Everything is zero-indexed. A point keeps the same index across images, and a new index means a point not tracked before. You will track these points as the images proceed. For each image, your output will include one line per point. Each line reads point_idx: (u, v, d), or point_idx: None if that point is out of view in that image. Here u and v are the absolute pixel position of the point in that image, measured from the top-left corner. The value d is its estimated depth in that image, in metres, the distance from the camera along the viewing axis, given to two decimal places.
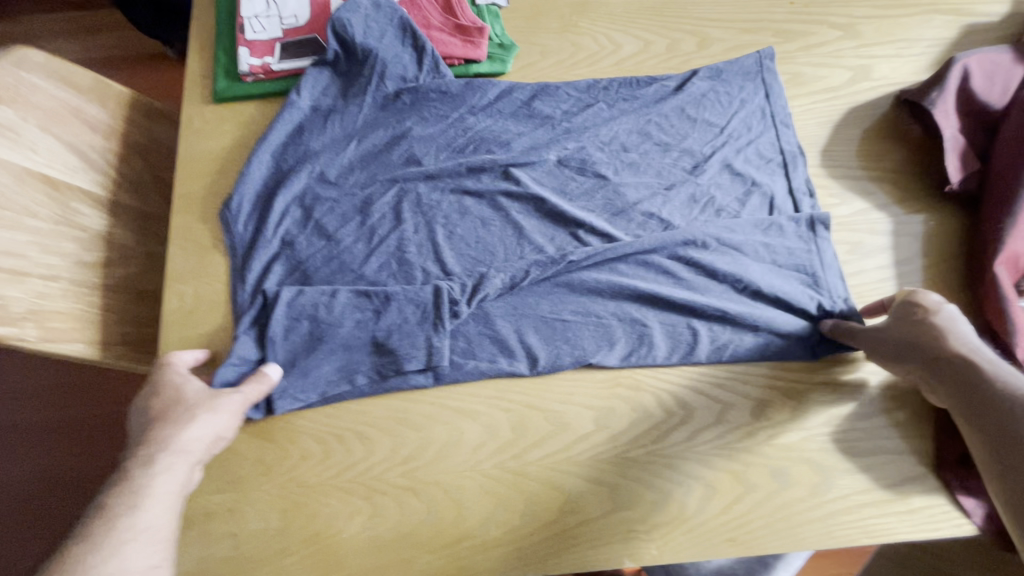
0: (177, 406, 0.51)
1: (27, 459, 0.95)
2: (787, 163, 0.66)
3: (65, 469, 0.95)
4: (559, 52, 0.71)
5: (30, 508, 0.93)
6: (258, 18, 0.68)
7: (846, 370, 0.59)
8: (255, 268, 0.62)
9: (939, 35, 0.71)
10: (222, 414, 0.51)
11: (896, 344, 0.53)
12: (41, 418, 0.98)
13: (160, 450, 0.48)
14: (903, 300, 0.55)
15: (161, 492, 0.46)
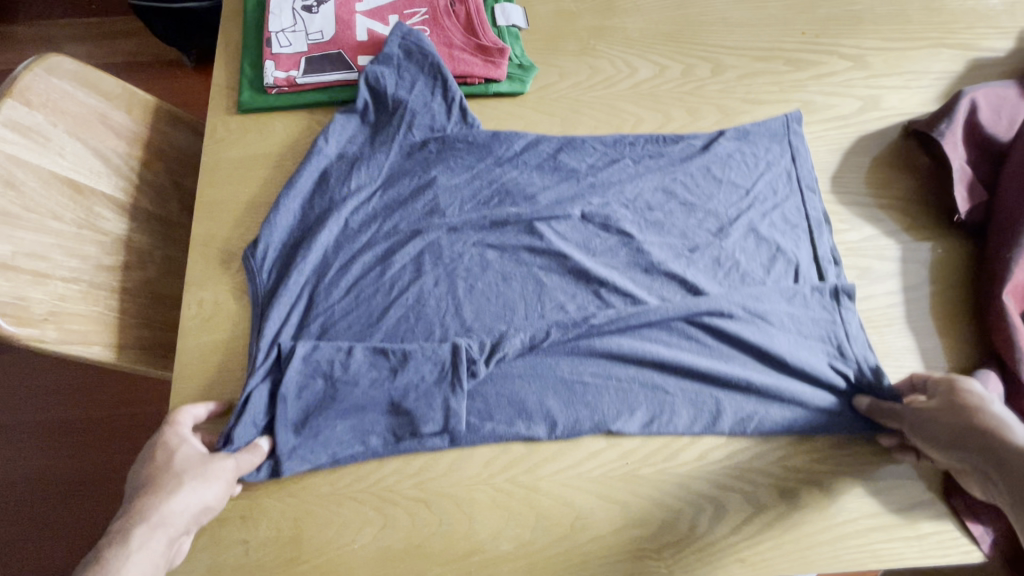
0: (166, 471, 0.49)
1: (34, 459, 0.96)
2: (813, 229, 0.65)
3: (77, 469, 0.95)
4: (577, 74, 0.73)
5: (35, 507, 0.93)
6: (285, 33, 0.70)
7: (880, 458, 0.57)
8: (271, 325, 0.59)
9: (946, 69, 0.73)
10: (213, 482, 0.50)
11: (938, 428, 0.50)
12: (50, 417, 0.98)
13: (139, 522, 0.45)
14: (945, 385, 0.52)
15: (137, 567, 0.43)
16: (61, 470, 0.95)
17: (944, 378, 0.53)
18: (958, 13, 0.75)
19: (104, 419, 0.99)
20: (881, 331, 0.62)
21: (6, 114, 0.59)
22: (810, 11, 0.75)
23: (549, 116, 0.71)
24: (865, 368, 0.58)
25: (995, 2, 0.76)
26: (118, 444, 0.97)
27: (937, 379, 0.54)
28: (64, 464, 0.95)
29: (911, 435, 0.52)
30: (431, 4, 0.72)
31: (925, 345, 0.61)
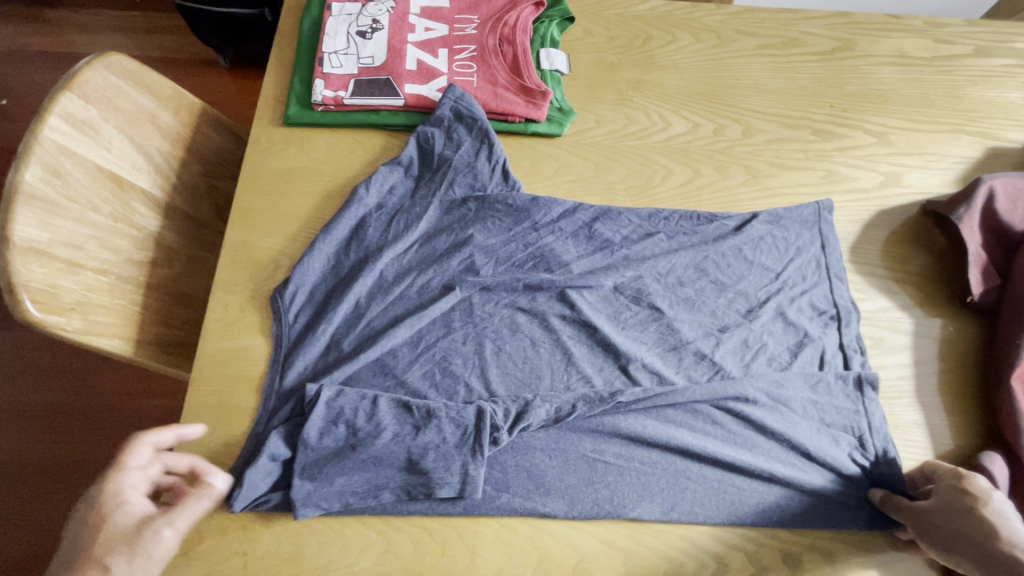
0: (94, 545, 0.44)
1: (37, 444, 1.01)
2: (841, 318, 0.65)
3: (98, 453, 1.01)
4: (613, 123, 0.75)
5: (42, 486, 0.99)
6: (338, 55, 0.73)
7: (891, 551, 0.57)
8: (300, 365, 0.60)
9: (965, 154, 0.76)
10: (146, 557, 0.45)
11: (945, 532, 0.51)
12: (77, 400, 1.05)
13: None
14: (954, 484, 0.53)
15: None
16: (63, 456, 1.01)
17: (953, 474, 0.55)
18: (978, 103, 0.79)
19: (109, 410, 1.04)
20: (891, 403, 0.63)
21: (63, 106, 0.61)
22: (838, 86, 0.79)
23: (583, 159, 0.73)
24: (883, 462, 0.59)
25: (1015, 96, 0.79)
26: (118, 435, 1.03)
27: (941, 468, 0.56)
28: (71, 451, 1.01)
29: (917, 536, 0.53)
30: (480, 42, 0.75)
31: (933, 421, 0.62)
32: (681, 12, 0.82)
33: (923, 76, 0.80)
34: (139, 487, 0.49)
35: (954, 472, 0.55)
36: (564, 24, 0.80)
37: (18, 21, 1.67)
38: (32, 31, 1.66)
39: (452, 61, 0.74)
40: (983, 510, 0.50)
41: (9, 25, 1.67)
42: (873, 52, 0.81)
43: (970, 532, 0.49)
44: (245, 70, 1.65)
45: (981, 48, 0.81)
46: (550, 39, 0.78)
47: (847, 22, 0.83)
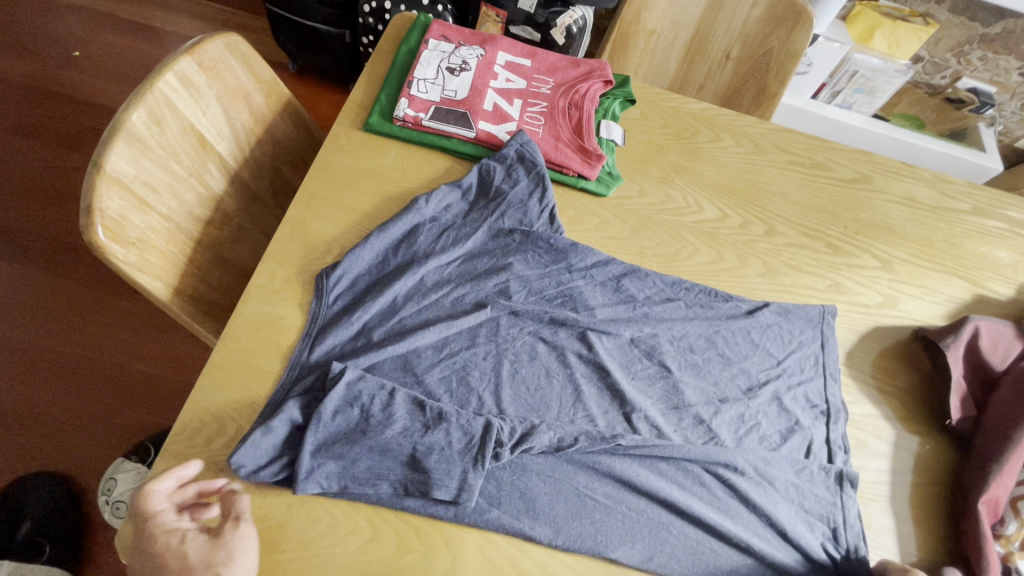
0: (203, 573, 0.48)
1: (93, 383, 1.26)
2: (830, 414, 0.70)
3: (135, 410, 1.24)
4: (653, 196, 0.83)
5: (88, 421, 1.22)
6: (426, 82, 0.81)
7: None
8: (328, 344, 0.63)
9: (956, 295, 0.84)
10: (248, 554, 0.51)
11: None
12: (138, 361, 1.30)
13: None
14: None
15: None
16: (75, 394, 1.25)
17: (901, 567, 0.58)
18: (972, 254, 0.88)
19: (157, 376, 1.29)
20: (867, 503, 0.66)
21: (181, 66, 0.67)
22: (853, 212, 0.88)
23: (621, 221, 0.80)
24: (854, 559, 0.61)
25: (1003, 255, 0.89)
26: (151, 395, 1.26)
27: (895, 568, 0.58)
28: (118, 399, 1.25)
29: None
30: (551, 101, 0.84)
31: (903, 528, 0.65)
32: (727, 118, 0.93)
33: (927, 220, 0.89)
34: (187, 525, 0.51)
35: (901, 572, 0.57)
36: (625, 104, 0.90)
37: (126, 10, 1.87)
38: (137, 13, 1.86)
39: (524, 110, 0.82)
40: None
41: (117, 14, 1.86)
42: (887, 190, 0.91)
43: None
44: (313, 83, 1.77)
45: (978, 209, 0.92)
46: (612, 113, 0.88)
47: (867, 160, 0.93)
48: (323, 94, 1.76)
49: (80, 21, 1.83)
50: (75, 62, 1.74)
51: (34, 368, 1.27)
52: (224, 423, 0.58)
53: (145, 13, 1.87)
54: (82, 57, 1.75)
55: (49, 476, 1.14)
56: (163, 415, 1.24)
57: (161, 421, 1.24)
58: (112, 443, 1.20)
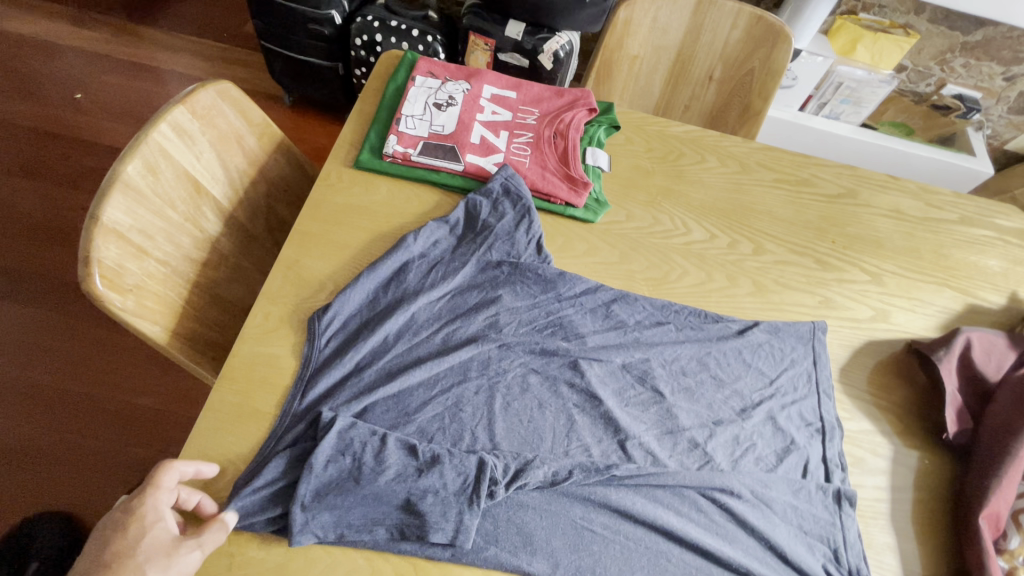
0: (131, 558, 0.48)
1: (96, 421, 1.27)
2: (825, 432, 0.70)
3: (139, 446, 1.25)
4: (641, 220, 0.84)
5: (93, 459, 1.23)
6: (413, 119, 0.83)
7: None
8: (320, 388, 0.64)
9: (947, 305, 0.84)
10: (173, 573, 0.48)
11: None
12: (141, 396, 1.31)
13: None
14: None
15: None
16: (73, 433, 1.25)
17: None
18: (962, 263, 0.88)
19: (161, 411, 1.30)
20: (867, 521, 0.66)
21: (174, 116, 0.70)
22: (841, 227, 0.89)
23: (610, 246, 0.81)
24: None
25: (992, 263, 0.89)
26: (156, 430, 1.27)
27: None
28: (122, 436, 1.26)
29: None
30: (537, 131, 0.86)
31: (905, 547, 0.65)
32: (712, 139, 0.95)
33: (915, 231, 0.90)
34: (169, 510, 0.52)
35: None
36: (611, 130, 0.92)
37: (126, 52, 1.92)
38: (136, 54, 1.92)
39: (511, 142, 0.84)
40: None
41: (118, 56, 1.91)
42: (873, 203, 0.92)
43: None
44: (308, 116, 1.81)
45: (965, 218, 0.93)
46: (597, 139, 0.90)
47: (852, 174, 0.95)
48: (318, 126, 1.79)
49: (81, 64, 1.88)
50: (77, 105, 1.78)
51: (36, 409, 1.27)
52: (222, 467, 0.59)
53: (144, 54, 1.92)
54: (83, 99, 1.80)
55: (55, 516, 1.14)
56: (167, 450, 1.25)
57: (165, 456, 1.24)
58: (110, 482, 1.21)
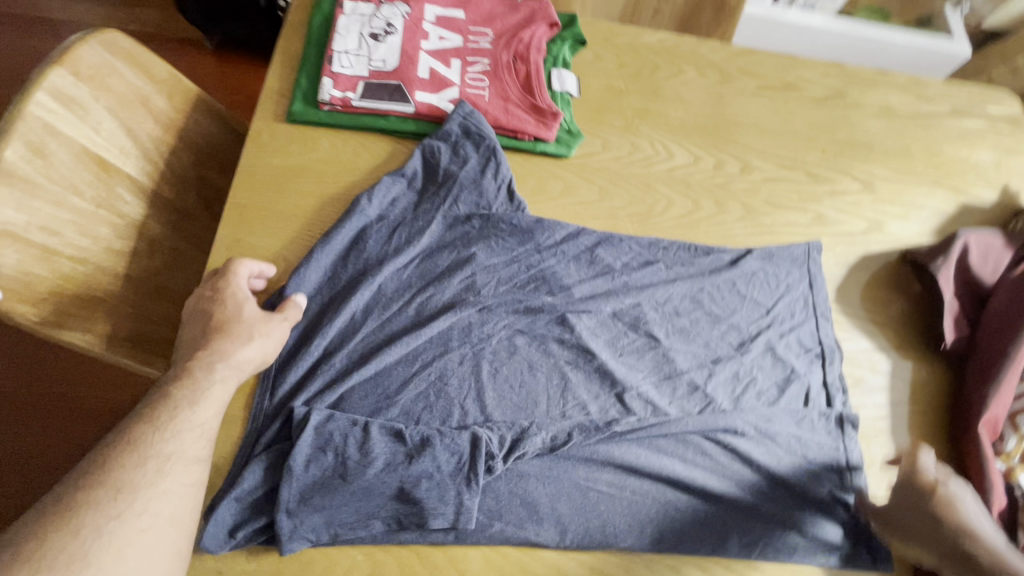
0: (234, 321, 0.55)
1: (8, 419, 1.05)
2: (825, 356, 0.68)
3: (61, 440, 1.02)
4: (619, 148, 0.76)
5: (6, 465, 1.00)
6: (348, 55, 0.71)
7: None
8: (289, 382, 0.57)
9: (941, 207, 0.80)
10: (271, 337, 0.56)
11: (911, 520, 0.54)
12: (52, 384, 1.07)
13: (218, 360, 0.52)
14: (909, 467, 0.55)
15: (214, 402, 0.51)
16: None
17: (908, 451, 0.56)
18: (954, 160, 0.84)
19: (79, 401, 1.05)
20: (869, 441, 0.65)
21: (52, 81, 0.57)
22: (830, 133, 0.82)
23: (589, 183, 0.74)
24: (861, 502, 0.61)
25: (985, 156, 0.85)
26: (79, 420, 1.04)
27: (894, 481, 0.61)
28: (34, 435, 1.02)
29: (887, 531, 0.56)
30: (493, 56, 0.75)
31: None
32: (688, 46, 0.85)
33: (907, 130, 0.84)
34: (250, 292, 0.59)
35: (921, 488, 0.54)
36: (576, 47, 0.81)
37: (7, 3, 1.63)
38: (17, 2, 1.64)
39: (465, 72, 0.74)
40: (940, 487, 0.53)
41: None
42: (863, 103, 0.85)
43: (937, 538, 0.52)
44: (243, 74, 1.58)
45: (957, 109, 0.87)
46: (562, 60, 0.79)
47: (840, 72, 0.87)
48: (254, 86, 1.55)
49: None
50: None
51: None
52: None
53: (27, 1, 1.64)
54: None
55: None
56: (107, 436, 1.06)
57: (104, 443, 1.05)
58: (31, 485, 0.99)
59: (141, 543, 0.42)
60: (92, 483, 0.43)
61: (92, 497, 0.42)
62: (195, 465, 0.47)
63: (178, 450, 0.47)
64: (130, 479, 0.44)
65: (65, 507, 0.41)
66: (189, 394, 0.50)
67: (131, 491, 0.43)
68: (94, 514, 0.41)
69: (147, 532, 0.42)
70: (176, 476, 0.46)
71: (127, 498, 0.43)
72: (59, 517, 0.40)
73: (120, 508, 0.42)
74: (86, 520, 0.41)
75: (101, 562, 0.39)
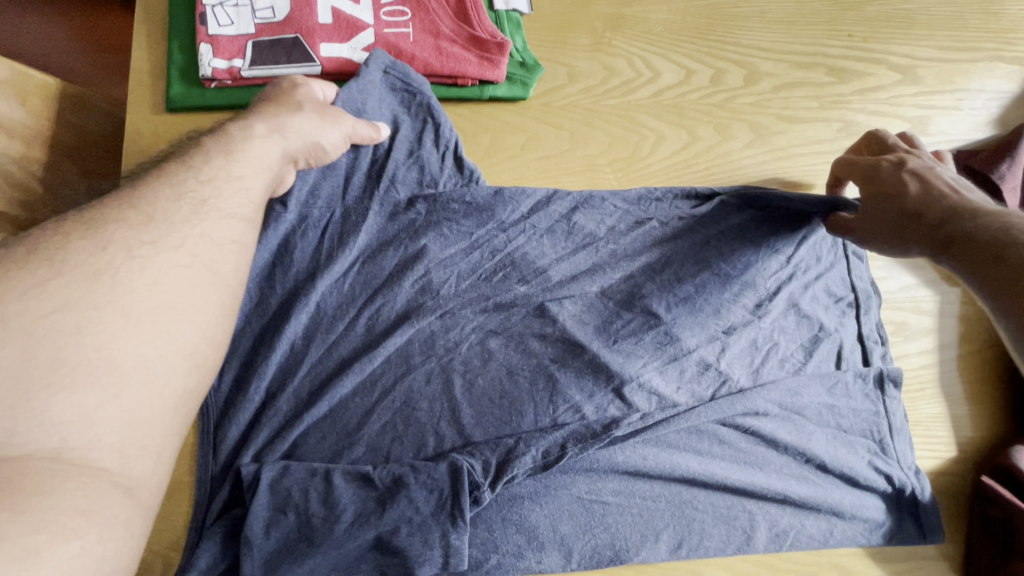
0: (290, 93, 0.49)
1: None
2: (859, 305, 0.58)
3: None
4: (589, 76, 0.61)
5: None
6: (225, 8, 0.55)
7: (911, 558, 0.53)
8: (232, 437, 0.49)
9: (1001, 88, 0.64)
10: (329, 123, 0.49)
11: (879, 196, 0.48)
12: None
13: (263, 118, 0.45)
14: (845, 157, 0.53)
15: (253, 160, 0.43)
16: None
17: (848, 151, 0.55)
18: (1018, 21, 0.66)
19: None
20: (914, 397, 0.57)
21: None
22: (857, 9, 0.65)
23: (556, 129, 0.60)
24: (906, 470, 0.53)
25: None
26: None
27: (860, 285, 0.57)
28: None
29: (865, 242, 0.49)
30: None
31: (956, 411, 0.57)
32: None
33: None
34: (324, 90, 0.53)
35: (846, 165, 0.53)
36: None
37: None
38: None
39: (379, 7, 0.57)
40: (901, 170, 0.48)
41: None
42: None
43: (893, 218, 0.46)
44: None
45: None
46: None
47: None
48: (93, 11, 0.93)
49: None
50: None
51: None
52: (147, 563, 0.48)
53: None
54: None
55: None
56: None
57: None
58: None
59: (175, 280, 0.34)
60: (123, 203, 0.36)
61: (122, 212, 0.35)
62: (234, 222, 0.39)
63: (215, 196, 0.39)
64: (166, 212, 0.36)
65: (88, 220, 0.34)
66: (229, 144, 0.43)
67: (165, 223, 0.36)
68: (122, 230, 0.34)
69: (181, 295, 0.34)
70: (213, 223, 0.38)
71: (162, 228, 0.35)
72: (84, 224, 0.34)
73: (153, 236, 0.35)
74: (117, 234, 0.34)
75: (128, 283, 0.32)
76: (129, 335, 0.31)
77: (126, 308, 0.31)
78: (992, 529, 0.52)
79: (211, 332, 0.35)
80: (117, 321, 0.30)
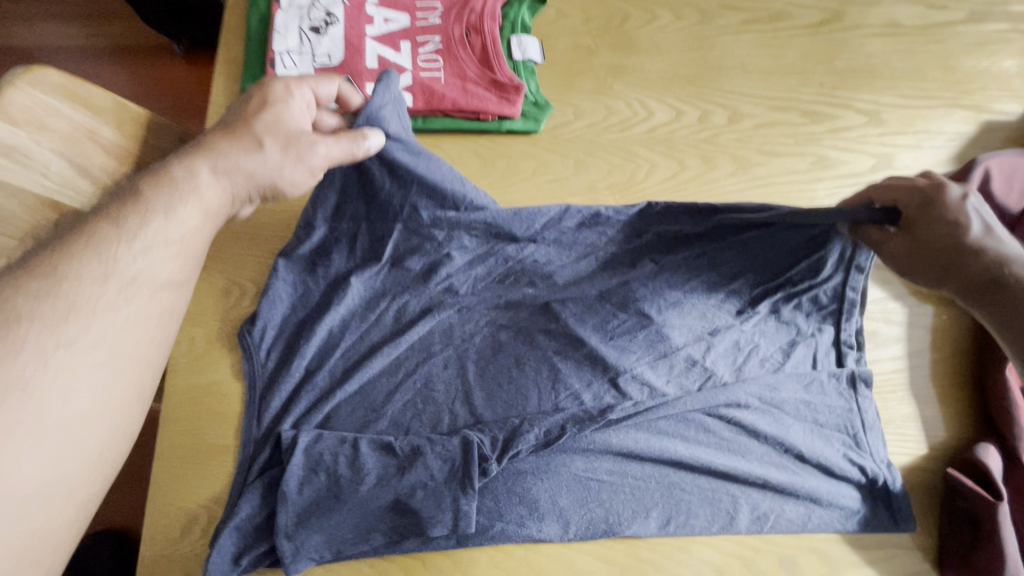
0: (256, 119, 0.49)
1: None
2: (842, 313, 0.62)
3: None
4: (592, 114, 0.71)
5: None
6: (290, 54, 0.67)
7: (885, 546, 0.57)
8: (274, 408, 0.57)
9: (958, 130, 0.73)
10: (286, 159, 0.49)
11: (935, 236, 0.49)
12: None
13: (217, 158, 0.46)
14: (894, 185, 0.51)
15: (194, 211, 0.43)
16: None
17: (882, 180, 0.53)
18: (972, 73, 0.75)
19: None
20: (885, 398, 0.62)
21: None
22: (827, 62, 0.74)
23: (562, 157, 0.70)
24: (878, 463, 0.58)
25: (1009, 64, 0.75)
26: None
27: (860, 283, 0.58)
28: None
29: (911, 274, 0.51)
30: (445, 32, 0.69)
31: (927, 412, 0.62)
32: None
33: (915, 47, 0.76)
34: (303, 109, 0.52)
35: (889, 186, 0.52)
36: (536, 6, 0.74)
37: None
38: None
39: (416, 54, 0.69)
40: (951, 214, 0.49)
41: None
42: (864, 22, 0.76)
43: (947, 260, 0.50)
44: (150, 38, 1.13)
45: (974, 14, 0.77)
46: (521, 23, 0.73)
47: None
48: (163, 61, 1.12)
49: None
50: None
51: None
52: (196, 514, 0.55)
53: None
54: None
55: None
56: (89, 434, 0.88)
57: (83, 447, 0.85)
58: None
59: (91, 377, 0.35)
60: (35, 281, 0.35)
61: (35, 303, 0.34)
62: (165, 292, 0.40)
63: (146, 270, 0.39)
64: (83, 297, 0.36)
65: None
66: (174, 191, 0.43)
67: (86, 315, 0.35)
68: (36, 330, 0.33)
69: (96, 395, 0.35)
70: (141, 304, 0.38)
71: (82, 322, 0.35)
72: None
73: (74, 331, 0.34)
74: (32, 335, 0.33)
75: (43, 394, 0.32)
76: (27, 449, 0.31)
77: (30, 426, 0.32)
78: (962, 523, 0.56)
79: (123, 422, 0.37)
80: (22, 446, 0.31)
